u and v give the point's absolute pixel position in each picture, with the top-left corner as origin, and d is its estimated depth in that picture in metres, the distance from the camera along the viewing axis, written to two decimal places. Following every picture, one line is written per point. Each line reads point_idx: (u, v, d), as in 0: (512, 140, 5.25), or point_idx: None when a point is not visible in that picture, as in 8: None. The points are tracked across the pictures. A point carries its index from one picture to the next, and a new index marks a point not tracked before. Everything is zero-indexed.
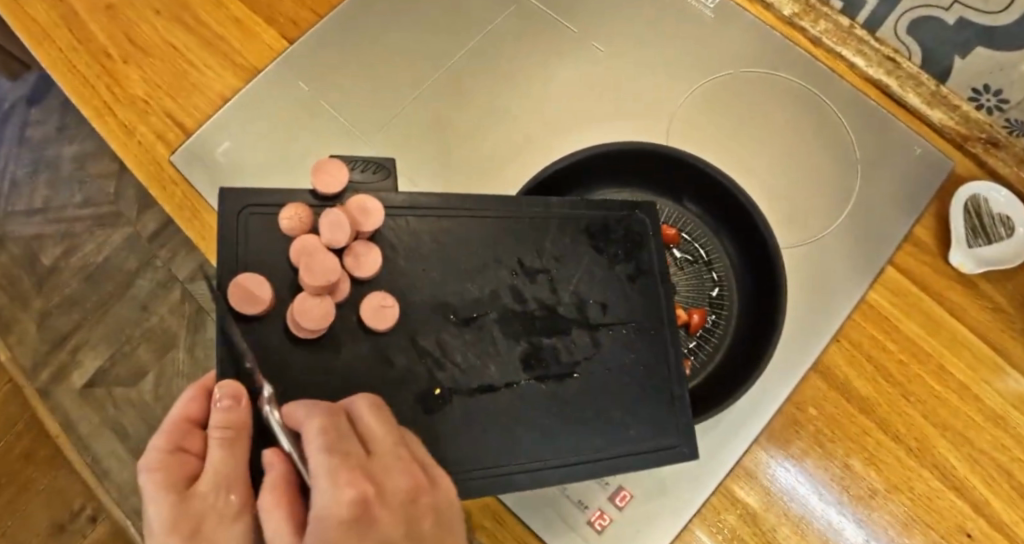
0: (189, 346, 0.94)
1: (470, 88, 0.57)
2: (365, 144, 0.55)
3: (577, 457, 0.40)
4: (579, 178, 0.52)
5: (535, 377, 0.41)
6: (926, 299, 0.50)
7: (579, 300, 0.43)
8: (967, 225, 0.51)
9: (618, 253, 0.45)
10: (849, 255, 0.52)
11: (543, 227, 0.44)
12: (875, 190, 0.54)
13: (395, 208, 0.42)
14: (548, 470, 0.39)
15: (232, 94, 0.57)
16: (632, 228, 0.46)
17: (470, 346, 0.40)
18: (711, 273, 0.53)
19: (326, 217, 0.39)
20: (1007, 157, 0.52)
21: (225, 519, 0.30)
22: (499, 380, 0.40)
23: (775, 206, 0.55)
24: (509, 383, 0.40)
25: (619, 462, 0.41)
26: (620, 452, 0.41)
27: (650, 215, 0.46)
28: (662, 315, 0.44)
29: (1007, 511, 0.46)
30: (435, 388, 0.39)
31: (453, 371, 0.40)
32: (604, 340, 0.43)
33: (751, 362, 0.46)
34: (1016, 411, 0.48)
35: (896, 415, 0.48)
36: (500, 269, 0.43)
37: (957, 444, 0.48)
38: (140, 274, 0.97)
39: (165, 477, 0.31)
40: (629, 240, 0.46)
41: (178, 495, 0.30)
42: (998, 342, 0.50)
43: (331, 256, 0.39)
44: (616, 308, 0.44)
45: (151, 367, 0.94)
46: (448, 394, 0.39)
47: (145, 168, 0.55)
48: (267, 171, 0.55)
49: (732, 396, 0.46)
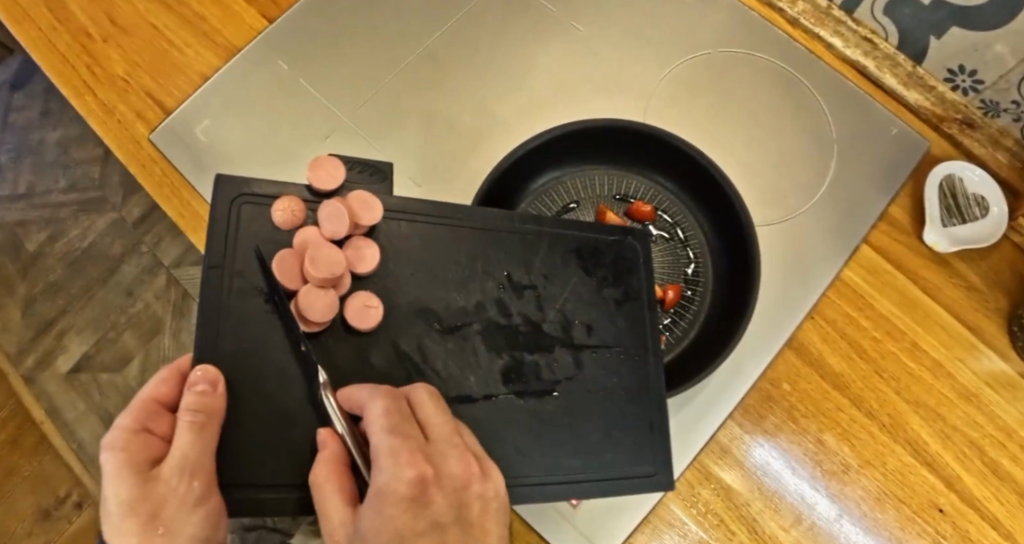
0: (174, 330, 0.94)
1: (449, 69, 0.57)
2: (344, 124, 0.56)
3: (552, 476, 0.39)
4: (556, 155, 0.53)
5: (514, 393, 0.40)
6: (900, 277, 0.51)
7: (564, 320, 0.43)
8: (942, 204, 0.52)
9: (607, 276, 0.45)
10: (824, 232, 0.53)
11: (534, 244, 0.44)
12: (852, 168, 0.55)
13: (390, 210, 0.42)
14: (521, 488, 0.39)
15: (213, 74, 0.57)
16: (623, 253, 0.46)
17: (452, 355, 0.40)
18: (687, 251, 0.53)
19: (322, 210, 0.40)
20: (982, 137, 0.53)
21: (186, 505, 0.32)
22: (478, 392, 0.40)
23: (753, 184, 0.55)
24: (487, 395, 0.40)
25: (591, 487, 0.40)
26: (594, 477, 0.40)
27: (642, 241, 0.46)
28: (647, 341, 0.44)
29: (978, 486, 0.47)
30: None
31: (432, 379, 0.39)
32: (587, 361, 0.42)
33: (723, 336, 0.47)
34: (989, 388, 0.49)
35: (870, 391, 0.49)
36: (488, 281, 0.43)
37: (929, 420, 0.48)
38: (126, 259, 0.97)
39: (128, 459, 0.32)
40: (619, 264, 0.46)
41: (141, 480, 0.32)
42: (972, 320, 0.50)
43: (330, 248, 0.39)
44: (601, 330, 0.43)
45: (137, 351, 0.94)
46: None
47: (125, 147, 0.55)
48: (246, 150, 0.55)
49: (703, 370, 0.46)
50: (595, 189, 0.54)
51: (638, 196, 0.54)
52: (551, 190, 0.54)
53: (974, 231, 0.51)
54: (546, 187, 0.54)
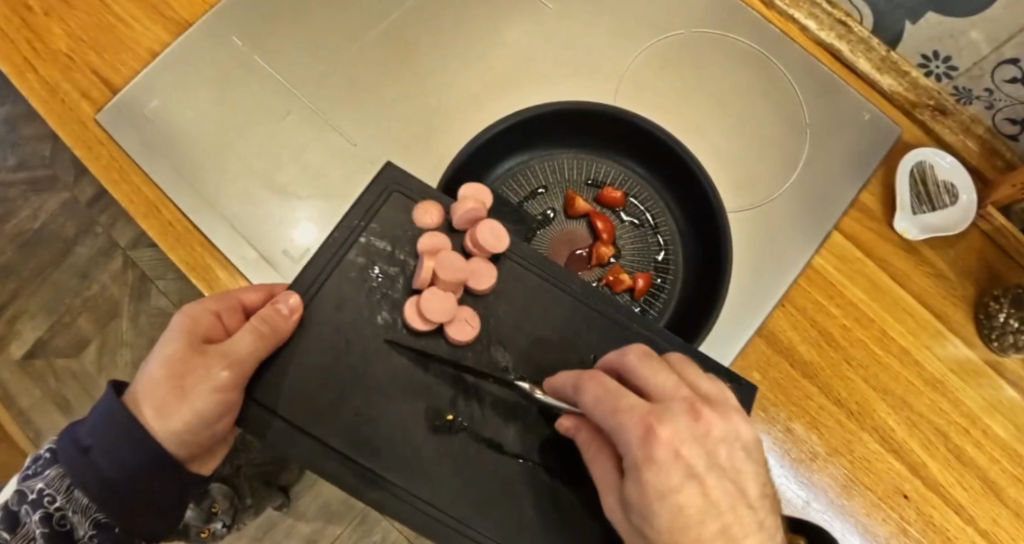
0: (132, 314, 0.93)
1: (412, 48, 0.55)
2: (303, 104, 0.53)
3: None
4: (523, 137, 0.51)
5: (542, 467, 0.39)
6: (870, 265, 0.51)
7: None
8: (912, 192, 0.52)
9: None
10: (794, 218, 0.53)
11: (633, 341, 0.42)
12: (823, 153, 0.54)
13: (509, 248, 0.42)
14: None
15: (162, 50, 0.54)
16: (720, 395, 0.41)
17: (504, 403, 0.39)
18: (657, 237, 0.52)
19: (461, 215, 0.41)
20: (954, 125, 0.52)
21: (209, 385, 0.35)
22: (512, 446, 0.39)
23: (724, 169, 0.55)
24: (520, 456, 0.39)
25: None
26: None
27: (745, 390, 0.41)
28: None
29: (942, 473, 0.47)
30: (447, 413, 0.39)
31: (473, 409, 0.39)
32: None
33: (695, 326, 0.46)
34: (954, 376, 0.49)
35: (839, 380, 0.48)
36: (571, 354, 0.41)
37: (896, 407, 0.48)
38: (80, 240, 0.95)
39: (193, 327, 0.37)
40: None
41: (192, 347, 0.37)
42: (939, 308, 0.50)
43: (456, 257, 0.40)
44: None
45: (94, 336, 0.92)
46: (456, 425, 0.39)
47: (69, 128, 0.51)
48: (200, 132, 0.53)
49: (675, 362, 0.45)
50: (564, 174, 0.53)
51: (608, 181, 0.53)
52: (518, 174, 0.52)
53: (944, 216, 0.51)
54: (514, 171, 0.52)
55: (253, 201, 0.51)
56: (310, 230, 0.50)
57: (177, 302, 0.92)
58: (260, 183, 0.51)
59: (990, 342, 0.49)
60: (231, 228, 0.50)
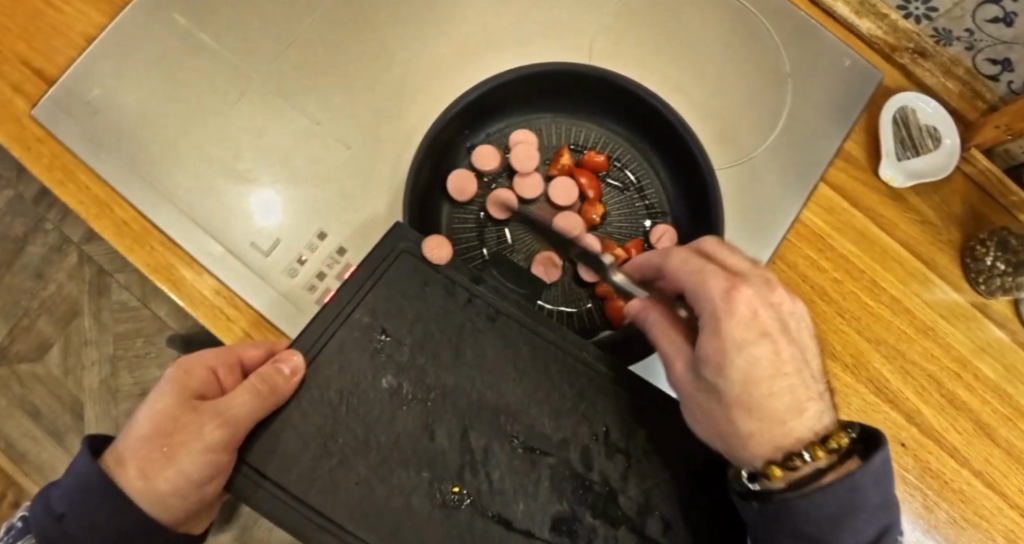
0: (94, 311, 0.89)
1: (371, 14, 0.51)
2: (258, 82, 0.50)
3: None
4: (496, 105, 0.49)
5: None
6: (858, 216, 0.50)
7: (644, 503, 0.37)
8: (896, 137, 0.51)
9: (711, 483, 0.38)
10: (780, 172, 0.51)
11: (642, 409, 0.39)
12: (804, 103, 0.53)
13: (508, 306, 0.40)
14: None
15: (98, 34, 0.50)
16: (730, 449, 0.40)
17: (516, 473, 0.36)
18: (643, 201, 0.51)
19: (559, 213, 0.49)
20: (934, 67, 0.51)
21: (197, 446, 0.33)
22: (522, 521, 0.36)
23: (706, 124, 0.53)
24: (528, 530, 0.36)
25: None
26: None
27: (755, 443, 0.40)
28: None
29: (937, 418, 0.47)
30: (454, 486, 0.36)
31: (481, 481, 0.36)
32: None
33: None
34: (944, 321, 0.49)
35: (833, 333, 0.48)
36: (582, 425, 0.38)
37: (890, 357, 0.48)
38: (30, 239, 0.90)
39: (184, 382, 0.36)
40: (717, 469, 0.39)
41: (181, 403, 0.35)
42: (925, 253, 0.50)
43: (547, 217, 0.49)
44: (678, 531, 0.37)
45: (56, 337, 0.88)
46: (463, 498, 0.35)
47: (3, 127, 0.47)
48: (149, 121, 0.49)
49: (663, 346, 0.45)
50: (542, 142, 0.51)
51: (588, 146, 0.51)
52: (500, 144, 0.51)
53: (931, 162, 0.50)
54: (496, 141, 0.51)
55: (212, 188, 0.48)
56: (274, 220, 0.47)
57: (141, 297, 0.88)
58: (220, 169, 0.48)
59: (977, 286, 0.49)
60: (190, 222, 0.46)
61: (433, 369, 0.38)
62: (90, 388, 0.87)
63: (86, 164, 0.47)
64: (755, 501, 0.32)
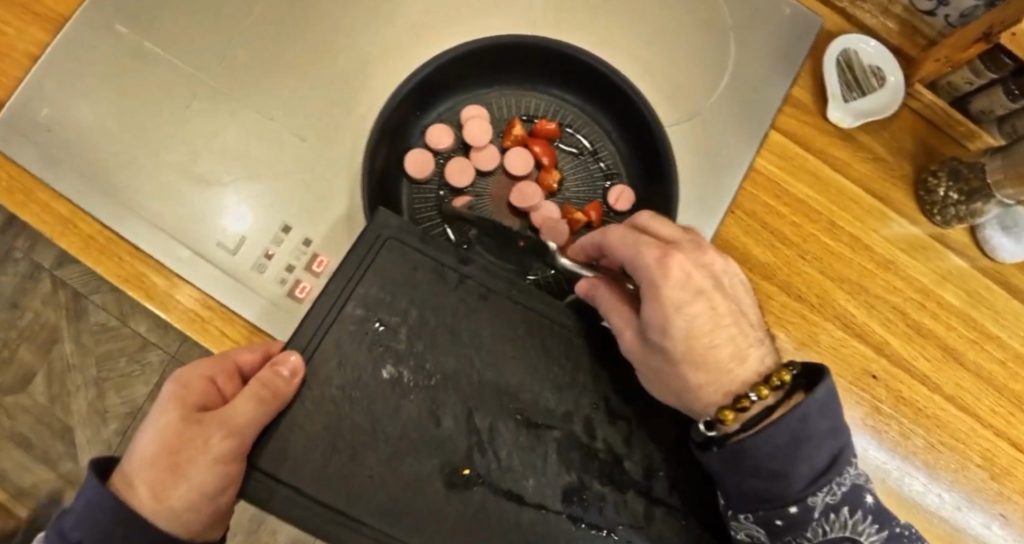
0: (74, 336, 0.88)
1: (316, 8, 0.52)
2: (209, 83, 0.50)
3: None
4: (449, 81, 0.53)
5: (567, 516, 0.37)
6: (812, 159, 0.51)
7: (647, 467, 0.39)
8: (842, 80, 0.52)
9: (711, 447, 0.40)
10: (732, 122, 0.52)
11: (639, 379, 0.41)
12: (750, 54, 0.54)
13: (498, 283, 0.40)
14: None
15: (42, 53, 0.50)
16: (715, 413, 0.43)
17: (523, 449, 0.38)
18: (597, 164, 0.55)
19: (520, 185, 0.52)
20: (873, 7, 0.52)
21: (207, 460, 0.34)
22: (533, 495, 0.37)
23: (653, 82, 0.54)
24: (540, 504, 0.37)
25: None
26: None
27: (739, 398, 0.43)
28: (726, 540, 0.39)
29: (905, 348, 0.49)
30: (464, 468, 0.37)
31: (491, 460, 0.37)
32: (655, 520, 0.38)
33: None
34: (903, 255, 0.50)
35: (797, 275, 0.49)
36: (583, 397, 0.40)
37: (854, 292, 0.49)
38: None
39: (184, 396, 0.36)
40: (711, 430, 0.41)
41: (184, 417, 0.36)
42: (879, 189, 0.51)
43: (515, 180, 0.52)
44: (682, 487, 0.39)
45: (39, 366, 0.87)
46: (475, 477, 0.37)
47: None
48: (107, 132, 0.49)
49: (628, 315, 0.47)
50: (497, 111, 0.55)
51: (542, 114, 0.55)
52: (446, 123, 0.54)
53: (870, 103, 0.51)
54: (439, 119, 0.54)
55: (173, 194, 0.48)
56: (246, 227, 0.47)
57: (117, 315, 0.86)
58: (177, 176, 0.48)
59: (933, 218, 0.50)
60: (156, 233, 0.47)
61: (432, 354, 0.39)
62: (79, 413, 0.88)
63: (47, 182, 0.47)
64: (713, 445, 0.34)
